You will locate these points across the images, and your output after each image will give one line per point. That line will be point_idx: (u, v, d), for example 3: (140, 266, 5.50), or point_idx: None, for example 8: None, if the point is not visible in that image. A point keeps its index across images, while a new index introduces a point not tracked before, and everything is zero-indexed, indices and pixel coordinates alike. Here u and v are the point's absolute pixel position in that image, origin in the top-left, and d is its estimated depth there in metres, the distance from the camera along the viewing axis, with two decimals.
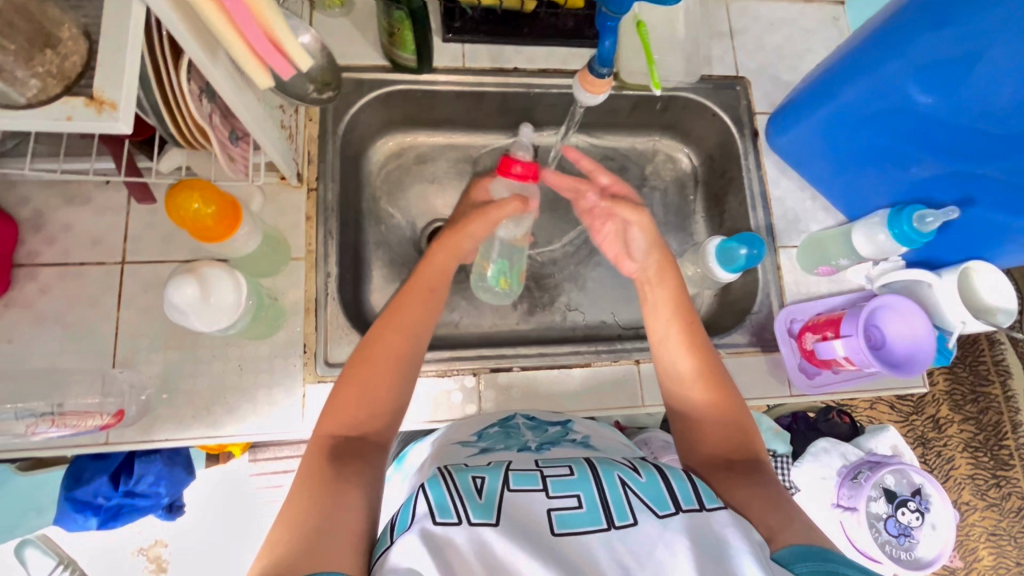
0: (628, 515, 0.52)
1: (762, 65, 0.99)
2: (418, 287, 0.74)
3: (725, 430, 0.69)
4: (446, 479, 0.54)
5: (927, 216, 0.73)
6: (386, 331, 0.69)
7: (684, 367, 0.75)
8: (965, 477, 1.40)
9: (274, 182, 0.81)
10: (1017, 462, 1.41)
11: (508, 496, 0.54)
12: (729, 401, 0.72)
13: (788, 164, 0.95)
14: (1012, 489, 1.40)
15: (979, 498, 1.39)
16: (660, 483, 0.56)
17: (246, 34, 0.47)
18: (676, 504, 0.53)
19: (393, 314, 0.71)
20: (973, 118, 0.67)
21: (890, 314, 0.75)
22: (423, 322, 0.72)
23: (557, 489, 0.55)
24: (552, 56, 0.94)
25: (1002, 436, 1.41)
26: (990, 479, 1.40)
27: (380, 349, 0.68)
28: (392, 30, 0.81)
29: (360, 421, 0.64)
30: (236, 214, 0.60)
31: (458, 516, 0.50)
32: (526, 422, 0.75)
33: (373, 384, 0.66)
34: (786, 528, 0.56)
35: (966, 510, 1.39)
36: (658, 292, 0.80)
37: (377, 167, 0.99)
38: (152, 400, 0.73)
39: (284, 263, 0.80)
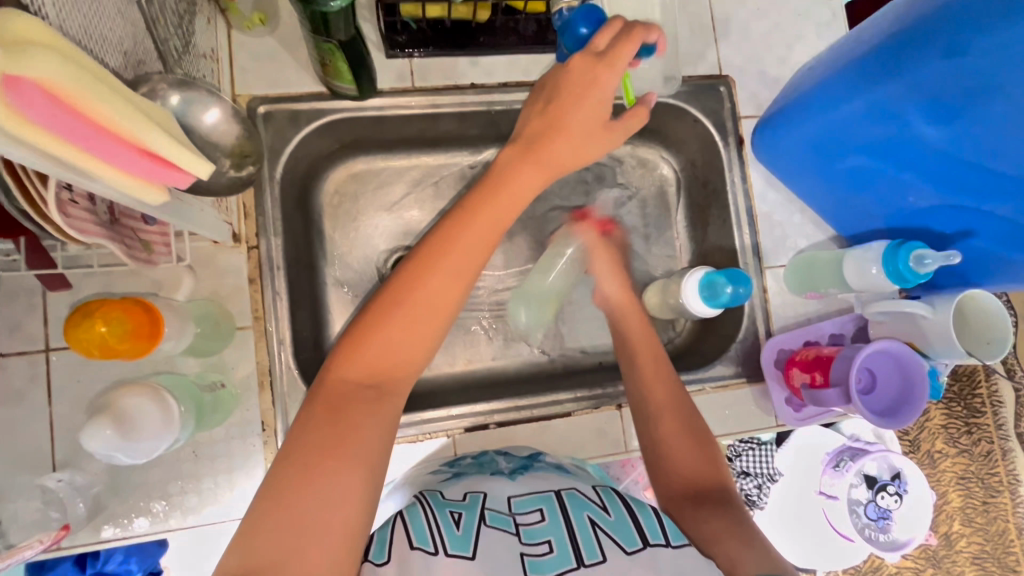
0: (597, 553, 0.55)
1: (748, 60, 0.89)
2: (465, 228, 0.61)
3: (691, 454, 0.65)
4: (425, 509, 0.60)
5: (926, 257, 0.69)
6: (403, 311, 0.57)
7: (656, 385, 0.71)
8: (937, 428, 1.16)
9: (208, 245, 0.72)
10: (987, 408, 1.17)
11: (483, 532, 0.58)
12: (694, 425, 0.68)
13: (776, 177, 0.88)
14: (982, 430, 1.17)
15: (952, 446, 1.16)
16: (628, 519, 0.60)
17: (120, 165, 0.38)
18: (644, 539, 0.57)
19: (421, 273, 0.58)
20: (978, 156, 0.61)
21: (886, 351, 0.71)
22: (451, 313, 0.59)
23: (530, 536, 0.58)
24: (513, 66, 0.83)
25: (975, 382, 1.17)
26: (961, 426, 1.17)
27: (400, 315, 0.57)
28: (323, 60, 0.71)
29: (393, 361, 0.56)
30: (155, 323, 0.53)
31: (436, 547, 0.56)
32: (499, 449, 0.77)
33: (400, 337, 0.56)
34: (751, 559, 0.52)
35: (937, 458, 1.16)
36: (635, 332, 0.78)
37: (328, 198, 0.89)
38: (103, 497, 0.68)
39: (231, 335, 0.72)
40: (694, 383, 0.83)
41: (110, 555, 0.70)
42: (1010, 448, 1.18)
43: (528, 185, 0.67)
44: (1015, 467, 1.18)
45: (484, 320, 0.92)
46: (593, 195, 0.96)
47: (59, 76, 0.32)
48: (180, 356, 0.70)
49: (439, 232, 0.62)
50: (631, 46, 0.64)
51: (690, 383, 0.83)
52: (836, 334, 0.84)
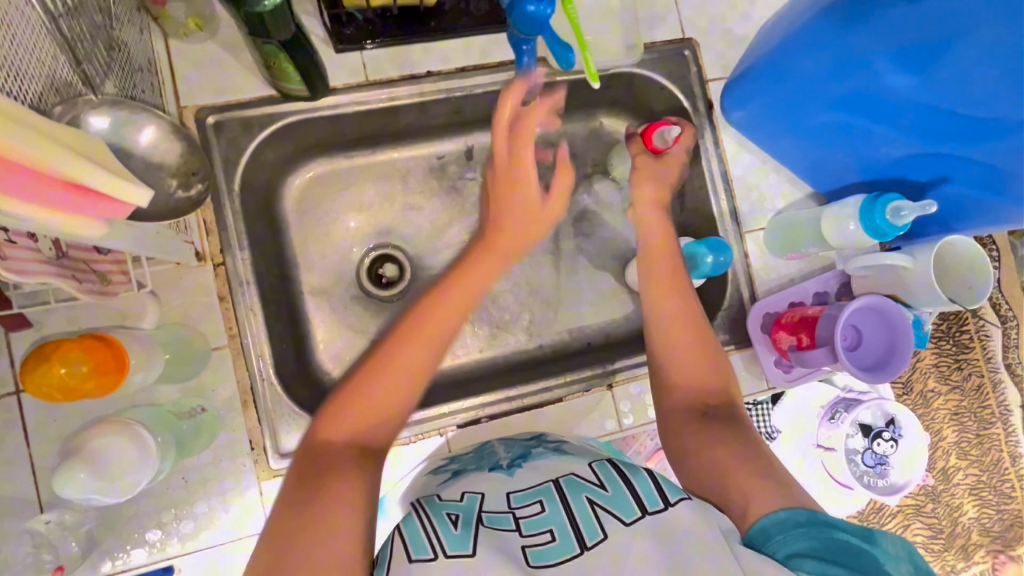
0: (598, 531, 0.52)
1: (711, 21, 0.87)
2: (428, 311, 0.65)
3: (704, 386, 0.66)
4: (421, 516, 0.57)
5: (902, 208, 0.67)
6: (385, 376, 0.60)
7: (675, 320, 0.70)
8: (929, 368, 1.16)
9: (171, 267, 0.70)
10: (976, 344, 1.18)
11: (483, 529, 0.54)
12: (714, 360, 0.67)
13: (750, 140, 0.86)
14: (971, 365, 1.18)
15: (943, 384, 1.17)
16: (625, 490, 0.56)
17: (53, 203, 0.36)
18: (643, 508, 0.54)
19: (386, 354, 0.61)
20: (948, 98, 0.59)
21: (867, 307, 0.71)
22: (417, 385, 0.61)
23: (531, 527, 0.54)
24: (470, 49, 0.80)
25: (962, 321, 1.18)
26: (951, 363, 1.17)
27: (380, 382, 0.59)
28: (267, 63, 0.67)
29: (364, 426, 0.58)
30: (121, 358, 0.51)
31: (434, 550, 0.52)
32: (500, 441, 0.75)
33: (371, 406, 0.58)
34: (761, 493, 0.53)
35: (930, 397, 1.17)
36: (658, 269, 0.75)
37: (294, 203, 0.86)
38: (95, 534, 0.67)
39: (207, 356, 0.71)
40: None
41: None
42: (999, 380, 1.20)
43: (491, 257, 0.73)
44: (1004, 397, 1.20)
45: (467, 312, 0.91)
46: (565, 174, 0.95)
47: None
48: (157, 384, 0.68)
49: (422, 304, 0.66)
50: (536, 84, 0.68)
51: None
52: (819, 293, 0.83)
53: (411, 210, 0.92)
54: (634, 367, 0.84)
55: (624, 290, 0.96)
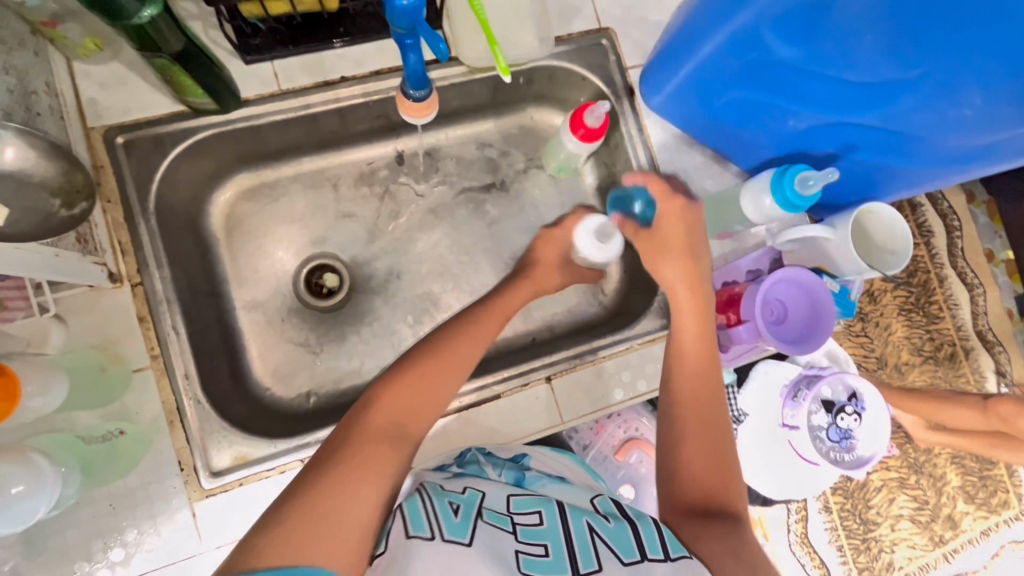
0: (593, 562, 0.52)
1: (625, 10, 0.88)
2: (467, 339, 0.70)
3: (709, 462, 0.63)
4: (423, 498, 0.58)
5: (809, 178, 0.68)
6: (422, 377, 0.64)
7: (690, 342, 0.70)
8: (901, 340, 1.17)
9: (84, 291, 0.69)
10: (946, 313, 1.18)
11: (481, 523, 0.55)
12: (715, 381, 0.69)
13: (664, 118, 0.86)
14: (942, 335, 1.18)
15: (916, 355, 1.17)
16: (628, 528, 0.55)
17: None
18: (642, 551, 0.53)
19: (434, 362, 0.66)
20: (835, 69, 0.60)
21: (785, 279, 0.72)
22: (449, 391, 0.66)
23: (527, 535, 0.55)
24: (383, 52, 0.80)
25: (930, 291, 1.18)
26: (923, 334, 1.18)
27: (413, 381, 0.64)
28: (166, 78, 0.67)
29: (412, 411, 0.62)
30: (10, 387, 0.50)
31: (433, 531, 0.53)
32: (483, 453, 0.74)
33: (418, 400, 0.63)
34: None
35: (906, 370, 1.17)
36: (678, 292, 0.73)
37: (222, 218, 0.86)
38: (20, 569, 0.65)
39: (128, 379, 0.69)
40: (621, 341, 0.84)
41: None
42: (971, 348, 1.20)
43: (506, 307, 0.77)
44: (977, 364, 1.20)
45: (408, 316, 0.90)
46: (499, 172, 0.96)
47: None
48: (75, 410, 0.66)
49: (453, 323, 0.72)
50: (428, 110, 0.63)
51: (616, 343, 0.84)
52: (752, 270, 0.83)
53: (346, 217, 0.91)
54: (617, 342, 0.84)
55: None
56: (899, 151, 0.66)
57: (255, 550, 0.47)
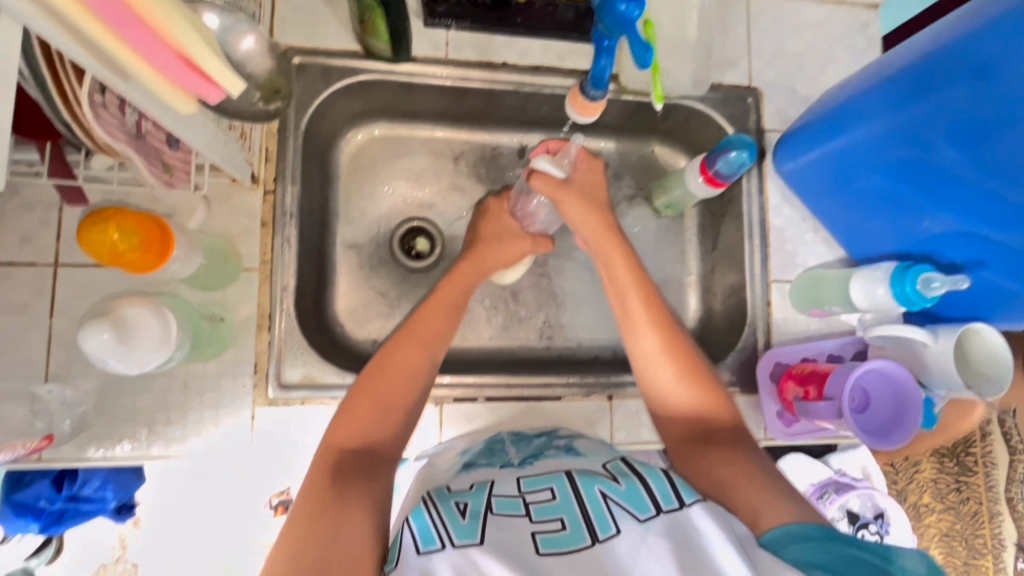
0: (611, 527, 0.50)
1: (778, 77, 0.91)
2: (411, 343, 0.69)
3: (699, 403, 0.66)
4: (428, 509, 0.54)
5: (933, 280, 0.70)
6: (368, 396, 0.64)
7: (655, 350, 0.69)
8: (925, 480, 1.09)
9: (225, 184, 0.73)
10: (981, 469, 1.09)
11: (491, 517, 0.53)
12: (702, 374, 0.67)
13: (794, 194, 0.88)
14: (971, 490, 1.10)
15: (936, 499, 1.09)
16: (640, 487, 0.55)
17: (154, 62, 0.39)
18: (657, 507, 0.52)
19: (379, 381, 0.65)
20: (996, 184, 0.61)
21: (877, 370, 0.72)
22: (407, 401, 0.66)
23: (540, 514, 0.53)
24: (547, 50, 0.84)
25: (969, 442, 1.09)
26: (950, 482, 1.09)
27: (365, 404, 0.63)
28: (362, 17, 0.72)
29: (369, 439, 0.62)
30: (165, 240, 0.53)
31: (441, 540, 0.50)
32: (511, 437, 0.76)
33: (372, 425, 0.63)
34: (768, 507, 0.54)
35: (923, 513, 1.09)
36: (618, 269, 0.74)
37: (350, 157, 0.90)
38: (89, 416, 0.69)
39: (236, 275, 0.73)
40: None
41: (86, 479, 0.69)
42: (998, 512, 1.10)
43: (470, 279, 0.79)
44: (1000, 532, 1.11)
45: (485, 300, 0.92)
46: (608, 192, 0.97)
47: None
48: (186, 287, 0.71)
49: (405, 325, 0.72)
50: (585, 113, 0.66)
51: None
52: (834, 355, 0.83)
53: (456, 190, 0.94)
54: None
55: None
56: None
57: None
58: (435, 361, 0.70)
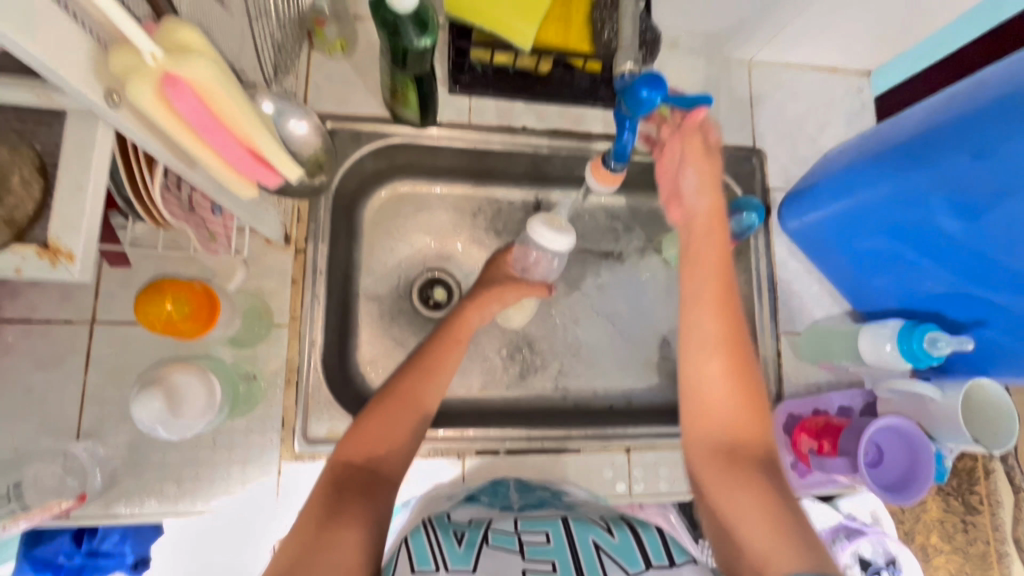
0: (599, 570, 0.52)
1: (780, 138, 0.96)
2: (421, 374, 0.70)
3: (738, 413, 0.62)
4: (427, 532, 0.60)
5: (938, 339, 0.73)
6: (376, 415, 0.65)
7: (709, 333, 0.64)
8: (934, 522, 1.09)
9: (260, 243, 0.77)
10: (987, 508, 1.10)
11: (487, 549, 0.56)
12: (750, 381, 0.63)
13: (799, 250, 0.92)
14: (978, 531, 1.10)
15: (944, 542, 1.10)
16: (632, 543, 0.57)
17: (226, 153, 0.42)
18: (647, 562, 0.54)
19: (387, 406, 0.66)
20: (996, 250, 0.64)
21: (892, 427, 0.75)
22: (415, 426, 0.67)
23: (533, 553, 0.54)
24: (564, 115, 0.89)
25: (974, 481, 1.10)
26: (957, 523, 1.10)
27: (372, 422, 0.65)
28: (394, 89, 0.76)
29: (374, 455, 0.63)
30: (213, 308, 0.56)
31: (437, 563, 0.53)
32: (516, 483, 0.80)
33: (379, 441, 0.64)
34: (779, 550, 0.51)
35: (931, 553, 1.09)
36: (703, 242, 0.68)
37: (373, 212, 0.94)
38: (119, 472, 0.70)
39: (267, 331, 0.76)
40: None
41: (105, 534, 0.71)
42: (1005, 552, 1.10)
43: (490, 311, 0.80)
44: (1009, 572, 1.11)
45: (502, 350, 0.95)
46: (619, 243, 1.01)
47: (206, 78, 0.35)
48: (220, 344, 0.73)
49: (420, 353, 0.73)
50: (602, 181, 0.70)
51: None
52: (845, 407, 0.85)
53: (474, 241, 0.98)
54: (658, 433, 0.86)
55: (654, 363, 0.99)
56: None
57: None
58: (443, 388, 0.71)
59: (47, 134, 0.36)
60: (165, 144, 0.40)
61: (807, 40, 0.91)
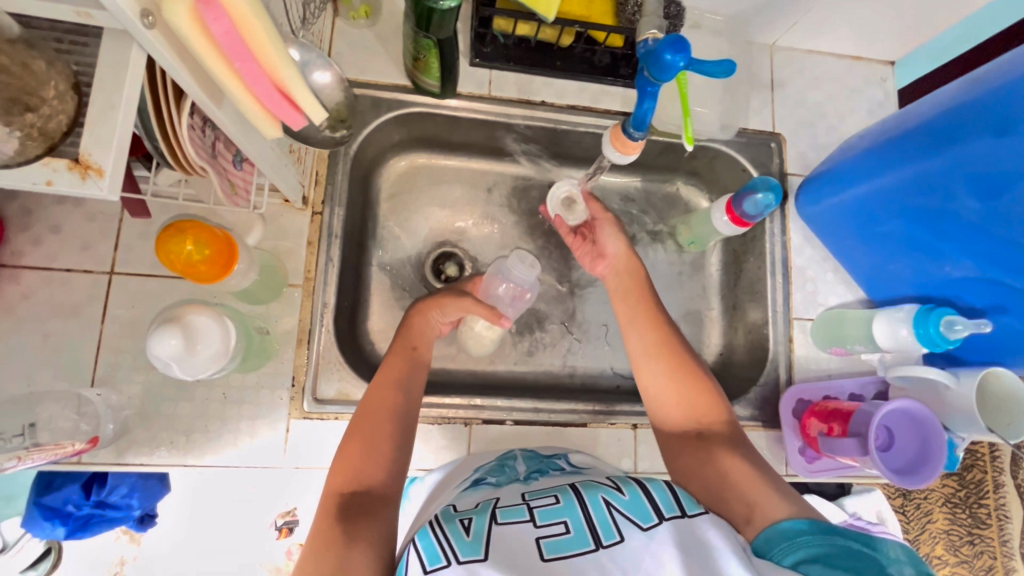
0: (614, 533, 0.51)
1: (800, 125, 0.95)
2: (383, 385, 0.69)
3: (689, 400, 0.67)
4: (435, 527, 0.53)
5: (955, 323, 0.72)
6: (353, 442, 0.63)
7: (644, 344, 0.71)
8: (940, 533, 1.07)
9: (278, 204, 0.77)
10: (995, 522, 1.08)
11: (497, 529, 0.52)
12: (689, 366, 0.69)
13: (816, 236, 0.92)
14: (986, 543, 1.08)
15: (951, 553, 1.07)
16: (642, 495, 0.56)
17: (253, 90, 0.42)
18: (660, 514, 0.53)
19: (356, 428, 0.65)
20: (1017, 234, 0.63)
21: (903, 412, 0.74)
22: (395, 437, 0.65)
23: (544, 518, 0.54)
24: (583, 92, 0.89)
25: (983, 494, 1.08)
26: (964, 535, 1.08)
27: (351, 446, 0.63)
28: (416, 55, 0.77)
29: (364, 479, 0.61)
30: (231, 254, 0.57)
31: (447, 558, 0.49)
32: (524, 454, 0.77)
33: (362, 464, 0.62)
34: (762, 501, 0.55)
35: (936, 564, 1.07)
36: (635, 273, 0.79)
37: (389, 183, 0.95)
38: (131, 421, 0.71)
39: (281, 289, 0.76)
40: None
41: (114, 487, 0.71)
42: (1012, 568, 1.09)
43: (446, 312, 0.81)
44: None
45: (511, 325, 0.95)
46: (633, 226, 1.01)
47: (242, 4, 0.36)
48: (233, 299, 0.74)
49: (382, 369, 0.71)
50: (625, 149, 0.68)
51: None
52: (856, 394, 0.85)
53: (487, 218, 0.98)
54: None
55: None
56: None
57: None
58: (416, 399, 0.69)
59: (83, 53, 0.37)
60: (196, 77, 0.41)
61: (832, 26, 0.90)
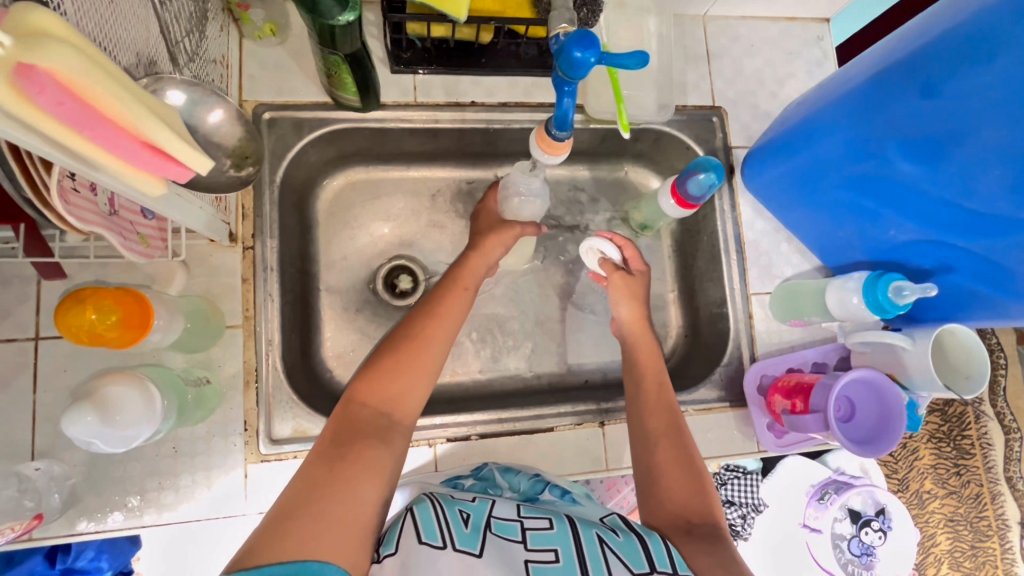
0: (604, 571, 0.52)
1: (739, 95, 0.93)
2: (429, 318, 0.70)
3: (687, 495, 0.65)
4: (434, 504, 0.57)
5: (903, 289, 0.72)
6: (389, 364, 0.65)
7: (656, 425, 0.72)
8: (927, 468, 1.08)
9: (204, 244, 0.74)
10: (979, 451, 1.09)
11: (492, 537, 0.55)
12: (690, 458, 0.69)
13: (766, 208, 0.90)
14: (972, 473, 1.09)
15: (938, 486, 1.09)
16: (637, 542, 0.56)
17: (119, 155, 0.39)
18: (653, 564, 0.53)
19: (401, 353, 0.66)
20: (952, 194, 0.62)
21: (862, 381, 0.74)
22: (429, 373, 0.66)
23: (537, 542, 0.55)
24: (514, 87, 0.86)
25: (965, 425, 1.09)
26: (950, 467, 1.09)
27: (386, 368, 0.65)
28: (328, 72, 0.73)
29: (391, 397, 0.63)
30: (142, 314, 0.54)
31: (444, 540, 0.53)
32: (499, 469, 0.76)
33: (397, 388, 0.64)
34: None
35: (926, 499, 1.09)
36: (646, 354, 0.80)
37: (326, 202, 0.91)
38: (79, 489, 0.68)
39: (219, 333, 0.73)
40: None
41: (80, 551, 0.72)
42: (999, 493, 1.10)
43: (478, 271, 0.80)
44: (1003, 512, 1.10)
45: (472, 333, 0.93)
46: (585, 217, 0.99)
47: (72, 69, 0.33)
48: (169, 351, 0.71)
49: (426, 304, 0.73)
50: (554, 150, 0.66)
51: None
52: (819, 363, 0.85)
53: (434, 226, 0.95)
54: None
55: None
56: (998, 285, 0.67)
57: (270, 515, 0.52)
58: (451, 339, 0.71)
59: None
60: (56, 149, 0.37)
61: None
